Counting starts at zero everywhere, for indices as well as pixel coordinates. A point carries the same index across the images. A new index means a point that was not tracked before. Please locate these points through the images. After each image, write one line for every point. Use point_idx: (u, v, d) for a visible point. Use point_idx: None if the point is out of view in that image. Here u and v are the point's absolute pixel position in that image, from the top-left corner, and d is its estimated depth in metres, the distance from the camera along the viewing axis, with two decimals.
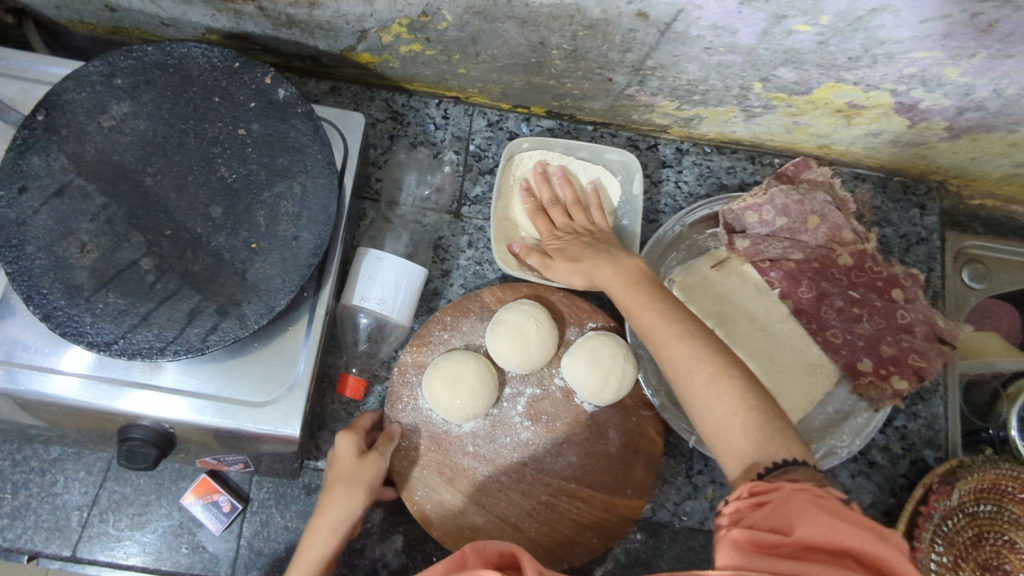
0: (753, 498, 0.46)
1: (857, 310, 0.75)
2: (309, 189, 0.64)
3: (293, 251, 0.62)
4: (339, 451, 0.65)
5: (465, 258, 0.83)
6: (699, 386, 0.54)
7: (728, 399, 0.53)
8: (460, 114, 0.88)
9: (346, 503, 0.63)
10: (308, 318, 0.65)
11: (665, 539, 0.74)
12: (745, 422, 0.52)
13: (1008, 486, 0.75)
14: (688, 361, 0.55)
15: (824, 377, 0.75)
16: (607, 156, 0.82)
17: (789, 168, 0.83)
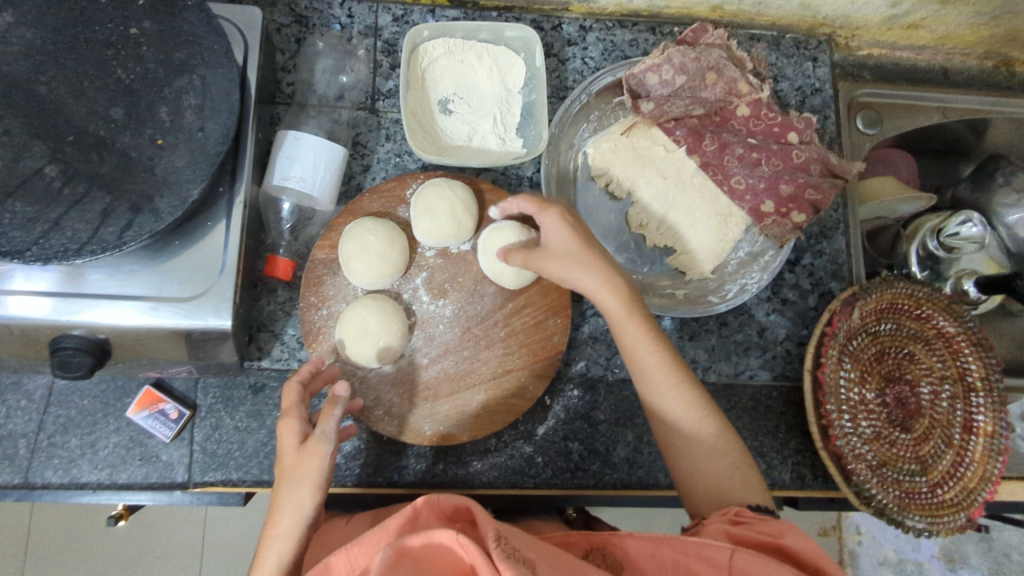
0: (732, 512, 0.60)
1: (756, 155, 0.80)
2: (209, 81, 0.64)
3: (199, 142, 0.62)
4: (283, 442, 0.59)
5: (384, 150, 0.83)
6: (658, 372, 0.66)
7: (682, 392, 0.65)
8: (365, 11, 0.86)
9: (297, 501, 0.57)
10: (227, 211, 0.66)
11: (601, 392, 0.79)
12: (693, 401, 0.66)
13: (903, 304, 0.83)
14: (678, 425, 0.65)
15: (735, 223, 0.82)
16: (506, 34, 0.83)
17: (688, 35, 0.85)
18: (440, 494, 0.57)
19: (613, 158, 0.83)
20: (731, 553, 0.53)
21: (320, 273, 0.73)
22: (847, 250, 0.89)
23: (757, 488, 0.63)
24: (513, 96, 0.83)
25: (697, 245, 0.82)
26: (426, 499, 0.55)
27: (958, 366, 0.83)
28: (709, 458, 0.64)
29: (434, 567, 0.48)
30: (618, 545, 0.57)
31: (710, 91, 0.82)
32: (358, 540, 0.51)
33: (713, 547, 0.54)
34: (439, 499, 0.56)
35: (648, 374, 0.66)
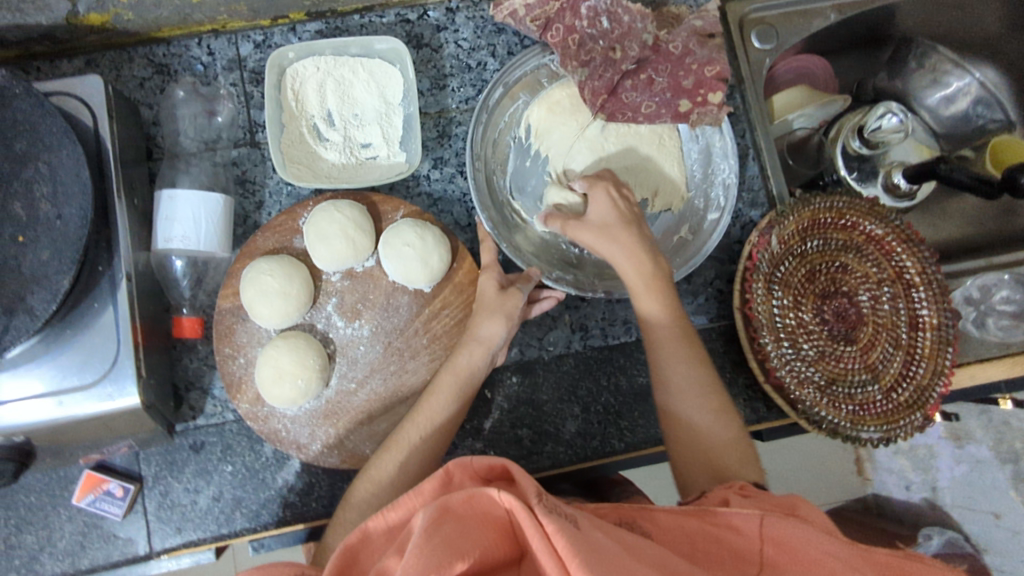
0: (738, 485, 0.58)
1: (646, 74, 0.79)
2: (57, 165, 0.62)
3: (60, 229, 0.61)
4: (483, 288, 0.72)
5: (274, 182, 0.82)
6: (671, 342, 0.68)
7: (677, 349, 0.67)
8: (224, 45, 0.84)
9: (493, 326, 0.70)
10: (112, 289, 0.65)
11: (539, 373, 0.79)
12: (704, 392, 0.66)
13: (826, 218, 0.82)
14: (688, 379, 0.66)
15: (669, 145, 0.83)
16: (377, 47, 0.82)
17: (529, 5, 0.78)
18: (472, 454, 0.53)
19: (529, 141, 0.83)
20: (762, 522, 0.51)
21: (229, 323, 0.72)
22: (761, 175, 0.87)
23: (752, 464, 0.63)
24: (392, 109, 0.82)
25: (662, 183, 0.82)
26: (458, 459, 0.53)
27: (893, 266, 0.81)
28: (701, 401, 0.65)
29: (474, 524, 0.47)
30: (647, 518, 0.52)
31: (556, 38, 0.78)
32: (393, 504, 0.52)
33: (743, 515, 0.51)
34: (470, 461, 0.53)
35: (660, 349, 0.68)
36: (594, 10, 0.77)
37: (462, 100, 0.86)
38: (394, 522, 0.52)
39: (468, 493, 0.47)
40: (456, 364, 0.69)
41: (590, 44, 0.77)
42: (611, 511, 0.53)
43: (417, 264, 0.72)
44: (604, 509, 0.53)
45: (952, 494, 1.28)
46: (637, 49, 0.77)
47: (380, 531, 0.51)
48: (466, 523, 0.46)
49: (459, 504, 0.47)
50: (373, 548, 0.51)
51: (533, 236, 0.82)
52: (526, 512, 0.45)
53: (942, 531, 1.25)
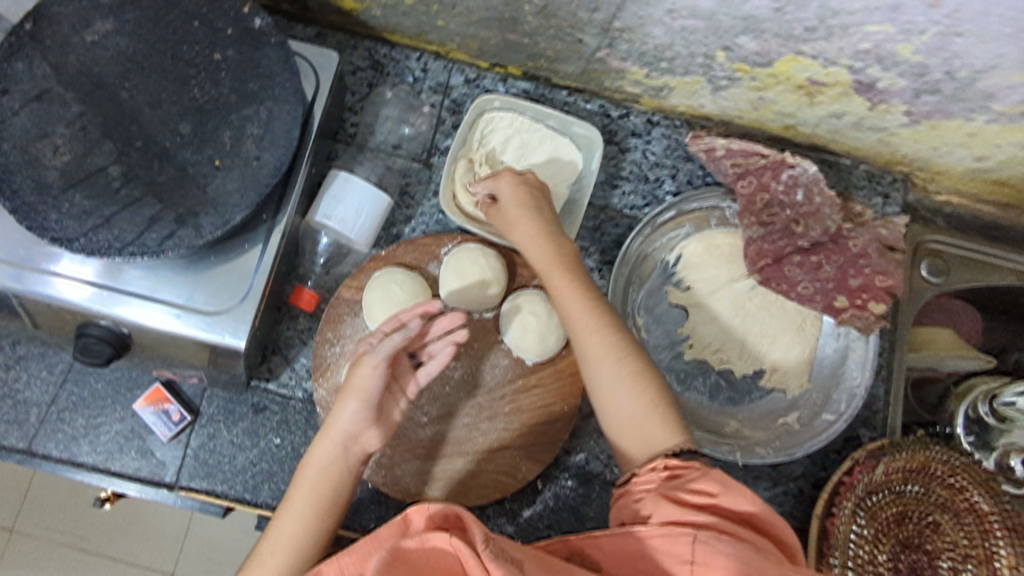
0: (661, 466, 0.56)
1: (816, 258, 0.79)
2: (275, 115, 0.67)
3: (253, 169, 0.65)
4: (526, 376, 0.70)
5: (430, 204, 0.85)
6: (586, 318, 0.65)
7: (584, 311, 0.65)
8: (439, 69, 0.90)
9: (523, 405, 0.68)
10: (265, 239, 0.69)
11: (595, 489, 0.76)
12: (616, 360, 0.63)
13: (936, 469, 0.78)
14: (602, 346, 0.63)
15: (804, 331, 0.80)
16: (574, 129, 0.86)
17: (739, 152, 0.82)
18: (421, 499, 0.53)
19: (675, 270, 0.83)
20: (693, 541, 0.50)
21: (342, 311, 0.74)
22: (884, 398, 0.84)
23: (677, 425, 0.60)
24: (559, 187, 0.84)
25: (782, 364, 0.80)
26: (414, 503, 0.53)
27: (985, 547, 0.75)
28: (623, 384, 0.62)
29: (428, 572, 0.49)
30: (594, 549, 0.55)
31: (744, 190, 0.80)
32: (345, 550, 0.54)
33: (677, 538, 0.51)
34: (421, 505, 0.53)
35: (583, 334, 0.65)
36: (793, 180, 0.79)
37: (627, 205, 0.88)
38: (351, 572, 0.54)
39: (420, 541, 0.49)
40: (360, 389, 0.63)
41: (776, 209, 0.79)
42: (562, 547, 0.56)
43: (534, 337, 0.73)
44: (554, 543, 0.57)
45: None
46: (818, 231, 0.79)
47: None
48: (417, 568, 0.49)
49: (411, 553, 0.49)
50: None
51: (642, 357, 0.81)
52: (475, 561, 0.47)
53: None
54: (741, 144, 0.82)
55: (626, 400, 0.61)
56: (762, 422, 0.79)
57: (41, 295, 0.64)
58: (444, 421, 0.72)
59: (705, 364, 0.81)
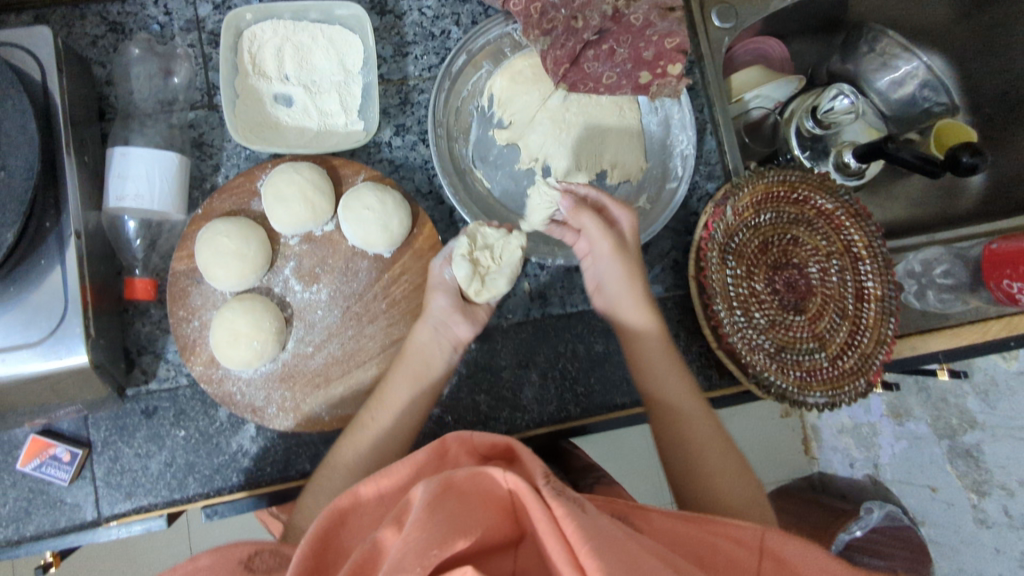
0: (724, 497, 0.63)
1: (607, 44, 0.80)
2: (2, 115, 0.60)
3: (4, 183, 0.58)
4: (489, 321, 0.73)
5: (231, 144, 0.80)
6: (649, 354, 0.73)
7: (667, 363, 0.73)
8: (182, 5, 0.81)
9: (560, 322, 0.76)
10: (60, 246, 0.63)
11: (497, 340, 0.79)
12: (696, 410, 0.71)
13: (780, 192, 0.83)
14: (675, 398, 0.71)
15: (626, 117, 0.84)
16: (337, 12, 0.81)
17: None
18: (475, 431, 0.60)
19: (491, 111, 0.84)
20: (761, 534, 0.54)
21: (184, 285, 0.71)
22: (717, 150, 0.89)
23: (740, 472, 0.68)
24: (352, 77, 0.81)
25: (619, 156, 0.83)
26: (457, 434, 0.59)
27: (842, 239, 0.82)
28: (711, 446, 0.69)
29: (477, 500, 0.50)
30: (642, 516, 0.56)
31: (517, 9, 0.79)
32: (384, 472, 0.56)
33: (742, 527, 0.54)
34: (472, 437, 0.59)
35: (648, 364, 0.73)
36: None
37: (425, 68, 0.85)
38: (385, 493, 0.56)
39: (471, 470, 0.51)
40: (446, 321, 0.71)
41: (551, 13, 0.77)
42: (607, 503, 0.57)
43: (377, 229, 0.72)
44: (600, 500, 0.57)
45: (893, 469, 1.37)
46: (597, 19, 0.77)
47: (375, 502, 0.56)
48: (468, 498, 0.50)
49: (462, 479, 0.51)
50: (368, 513, 0.55)
51: (494, 205, 0.83)
52: (532, 493, 0.49)
53: (883, 503, 1.28)
54: None
55: (710, 442, 0.69)
56: (617, 214, 0.85)
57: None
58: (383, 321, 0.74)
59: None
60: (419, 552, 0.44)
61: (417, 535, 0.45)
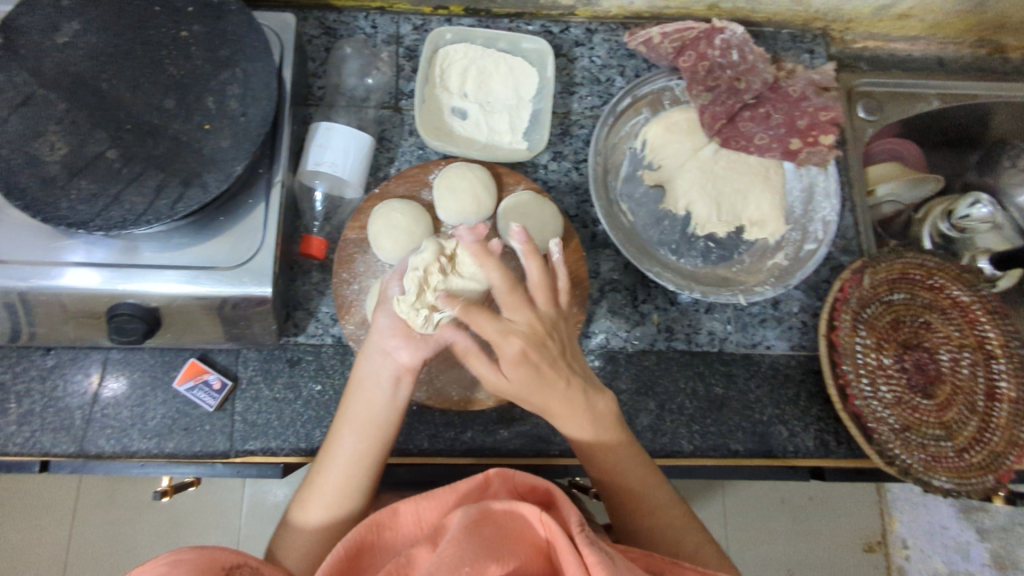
0: None
1: (764, 108, 0.86)
2: (250, 74, 0.71)
3: (242, 125, 0.69)
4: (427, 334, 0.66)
5: (408, 144, 0.89)
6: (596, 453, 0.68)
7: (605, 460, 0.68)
8: (387, 22, 0.93)
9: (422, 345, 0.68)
10: (267, 190, 0.73)
11: (621, 362, 0.81)
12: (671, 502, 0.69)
13: (916, 273, 0.84)
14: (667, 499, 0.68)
15: (773, 178, 0.87)
16: (524, 45, 0.91)
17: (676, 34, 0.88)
18: (516, 470, 0.63)
19: (643, 154, 0.89)
20: None
21: (351, 251, 0.78)
22: (855, 226, 0.91)
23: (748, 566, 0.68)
24: (523, 103, 0.89)
25: (760, 213, 0.86)
26: (500, 471, 0.62)
27: (976, 334, 0.82)
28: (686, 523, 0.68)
29: (511, 536, 0.55)
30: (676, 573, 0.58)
31: (686, 64, 0.87)
32: (428, 496, 0.61)
33: None
34: (513, 476, 0.63)
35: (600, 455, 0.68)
36: (726, 43, 0.86)
37: (588, 107, 0.93)
38: (423, 515, 0.61)
39: (509, 506, 0.56)
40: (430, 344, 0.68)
41: (718, 72, 0.86)
42: (641, 556, 0.59)
43: (535, 232, 0.77)
44: (637, 553, 0.59)
45: None
46: (759, 84, 0.86)
47: (412, 525, 0.61)
48: (505, 533, 0.55)
49: (498, 513, 0.56)
50: (402, 533, 0.61)
51: (638, 237, 0.86)
52: (566, 539, 0.53)
53: None
54: (673, 26, 0.88)
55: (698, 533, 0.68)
56: (755, 267, 0.86)
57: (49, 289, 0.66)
58: None
59: (689, 232, 0.87)
60: (452, 566, 0.50)
61: (455, 552, 0.51)
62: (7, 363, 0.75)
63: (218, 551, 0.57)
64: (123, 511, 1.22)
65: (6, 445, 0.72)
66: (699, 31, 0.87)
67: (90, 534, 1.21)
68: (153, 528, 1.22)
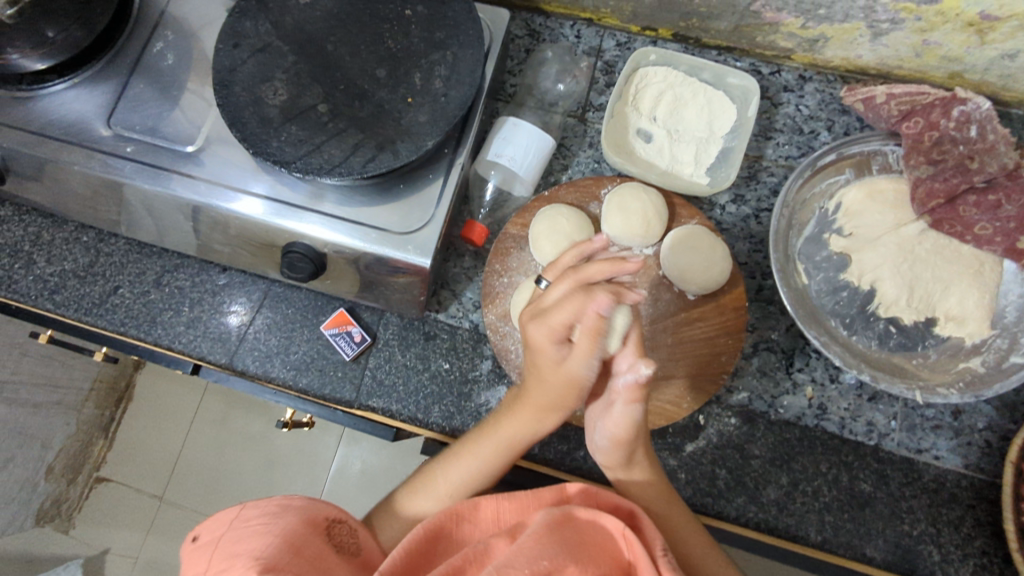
0: None
1: (995, 196, 0.75)
2: (459, 59, 0.74)
3: (441, 104, 0.72)
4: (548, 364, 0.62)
5: (585, 155, 0.88)
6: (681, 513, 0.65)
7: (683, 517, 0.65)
8: (593, 35, 0.93)
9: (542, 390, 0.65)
10: (447, 169, 0.75)
11: (760, 427, 0.74)
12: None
13: None
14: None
15: (985, 274, 0.76)
16: (729, 80, 0.88)
17: (902, 95, 0.81)
18: (601, 489, 0.60)
19: (835, 217, 0.81)
20: None
21: (508, 245, 0.79)
22: None
23: None
24: (714, 138, 0.85)
25: (961, 309, 0.76)
26: (583, 487, 0.60)
27: None
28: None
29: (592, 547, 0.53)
30: None
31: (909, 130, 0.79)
32: (511, 496, 0.60)
33: None
34: (598, 494, 0.60)
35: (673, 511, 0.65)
36: (965, 116, 0.77)
37: (783, 156, 0.86)
38: (502, 513, 0.60)
39: (593, 515, 0.55)
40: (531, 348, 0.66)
41: (948, 146, 0.76)
42: None
43: (699, 268, 0.74)
44: None
45: None
46: (995, 167, 0.74)
47: (490, 521, 0.60)
48: (585, 540, 0.53)
49: (582, 520, 0.55)
50: (480, 527, 0.60)
51: (810, 302, 0.78)
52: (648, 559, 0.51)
53: None
54: (902, 88, 0.81)
55: None
56: (942, 365, 0.75)
57: (218, 208, 0.72)
58: (662, 354, 0.73)
59: (868, 311, 0.78)
60: (531, 559, 0.49)
61: (534, 546, 0.50)
62: (189, 272, 0.83)
63: (321, 506, 0.61)
64: (231, 436, 1.34)
65: (172, 341, 0.80)
66: (934, 98, 0.79)
67: (202, 449, 1.34)
68: (251, 459, 1.34)
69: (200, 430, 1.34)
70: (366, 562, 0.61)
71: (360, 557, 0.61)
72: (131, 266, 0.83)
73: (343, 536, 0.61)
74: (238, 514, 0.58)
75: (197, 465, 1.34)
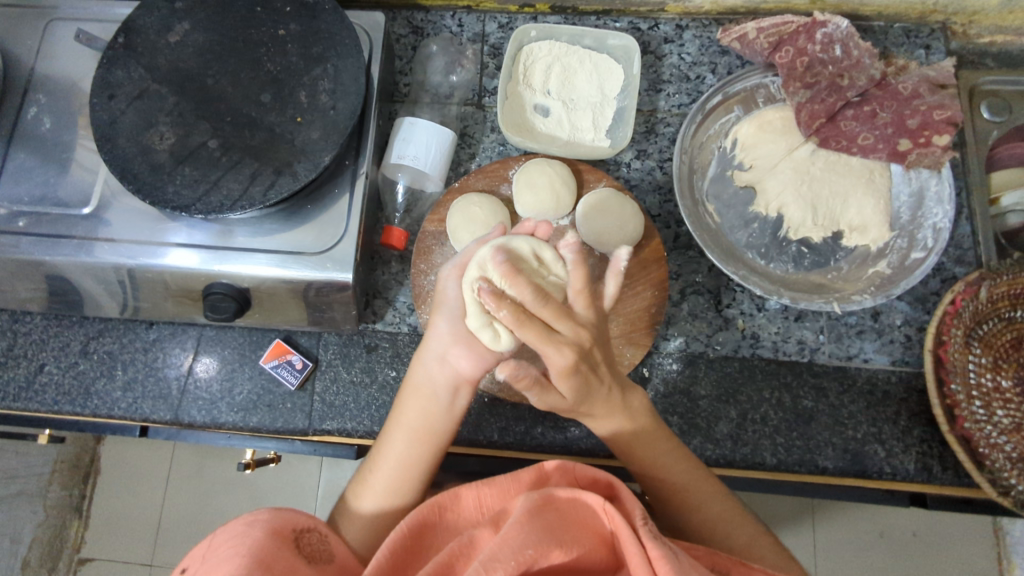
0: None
1: (870, 107, 0.80)
2: (340, 69, 0.74)
3: (331, 118, 0.72)
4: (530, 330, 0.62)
5: (489, 140, 0.89)
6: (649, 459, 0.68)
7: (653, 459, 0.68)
8: (473, 21, 0.94)
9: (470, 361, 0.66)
10: (352, 181, 0.75)
11: (701, 367, 0.78)
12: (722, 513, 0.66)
13: None
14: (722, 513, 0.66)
15: (876, 181, 0.81)
16: (610, 42, 0.89)
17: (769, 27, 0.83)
18: (577, 464, 0.63)
19: (733, 154, 0.85)
20: None
21: (430, 243, 0.79)
22: (972, 235, 0.83)
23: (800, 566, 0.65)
24: (608, 101, 0.87)
25: (861, 218, 0.80)
26: (561, 464, 0.62)
27: None
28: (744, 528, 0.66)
29: (574, 525, 0.55)
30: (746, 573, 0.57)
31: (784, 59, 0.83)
32: (492, 482, 0.61)
33: None
34: (573, 468, 0.62)
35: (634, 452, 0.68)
36: (829, 37, 0.81)
37: (675, 105, 0.89)
38: (482, 502, 0.61)
39: (574, 493, 0.57)
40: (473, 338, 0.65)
41: (818, 68, 0.81)
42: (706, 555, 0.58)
43: (614, 229, 0.76)
44: (701, 551, 0.58)
45: None
46: (864, 80, 0.80)
47: (472, 510, 0.60)
48: (568, 520, 0.55)
49: (562, 499, 0.56)
50: (463, 515, 0.60)
51: (725, 240, 0.82)
52: (629, 531, 0.53)
53: None
54: (770, 21, 0.83)
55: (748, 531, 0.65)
56: (855, 274, 0.80)
57: (125, 264, 0.71)
58: None
59: (779, 237, 0.82)
60: (515, 549, 0.50)
61: (519, 534, 0.51)
62: (115, 335, 0.81)
63: (287, 515, 0.60)
64: (212, 484, 1.30)
65: (111, 408, 0.79)
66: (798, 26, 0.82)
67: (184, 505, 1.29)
68: (235, 501, 1.29)
69: (176, 491, 1.29)
70: (344, 565, 0.60)
71: (336, 562, 0.60)
72: (53, 340, 0.81)
73: (313, 544, 0.60)
74: (207, 544, 0.58)
75: (174, 527, 1.29)
